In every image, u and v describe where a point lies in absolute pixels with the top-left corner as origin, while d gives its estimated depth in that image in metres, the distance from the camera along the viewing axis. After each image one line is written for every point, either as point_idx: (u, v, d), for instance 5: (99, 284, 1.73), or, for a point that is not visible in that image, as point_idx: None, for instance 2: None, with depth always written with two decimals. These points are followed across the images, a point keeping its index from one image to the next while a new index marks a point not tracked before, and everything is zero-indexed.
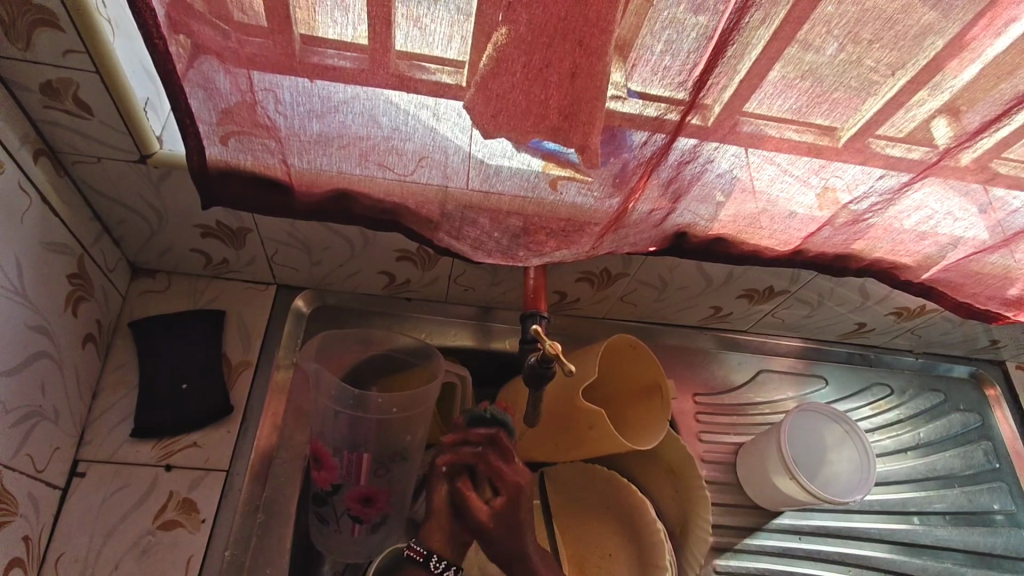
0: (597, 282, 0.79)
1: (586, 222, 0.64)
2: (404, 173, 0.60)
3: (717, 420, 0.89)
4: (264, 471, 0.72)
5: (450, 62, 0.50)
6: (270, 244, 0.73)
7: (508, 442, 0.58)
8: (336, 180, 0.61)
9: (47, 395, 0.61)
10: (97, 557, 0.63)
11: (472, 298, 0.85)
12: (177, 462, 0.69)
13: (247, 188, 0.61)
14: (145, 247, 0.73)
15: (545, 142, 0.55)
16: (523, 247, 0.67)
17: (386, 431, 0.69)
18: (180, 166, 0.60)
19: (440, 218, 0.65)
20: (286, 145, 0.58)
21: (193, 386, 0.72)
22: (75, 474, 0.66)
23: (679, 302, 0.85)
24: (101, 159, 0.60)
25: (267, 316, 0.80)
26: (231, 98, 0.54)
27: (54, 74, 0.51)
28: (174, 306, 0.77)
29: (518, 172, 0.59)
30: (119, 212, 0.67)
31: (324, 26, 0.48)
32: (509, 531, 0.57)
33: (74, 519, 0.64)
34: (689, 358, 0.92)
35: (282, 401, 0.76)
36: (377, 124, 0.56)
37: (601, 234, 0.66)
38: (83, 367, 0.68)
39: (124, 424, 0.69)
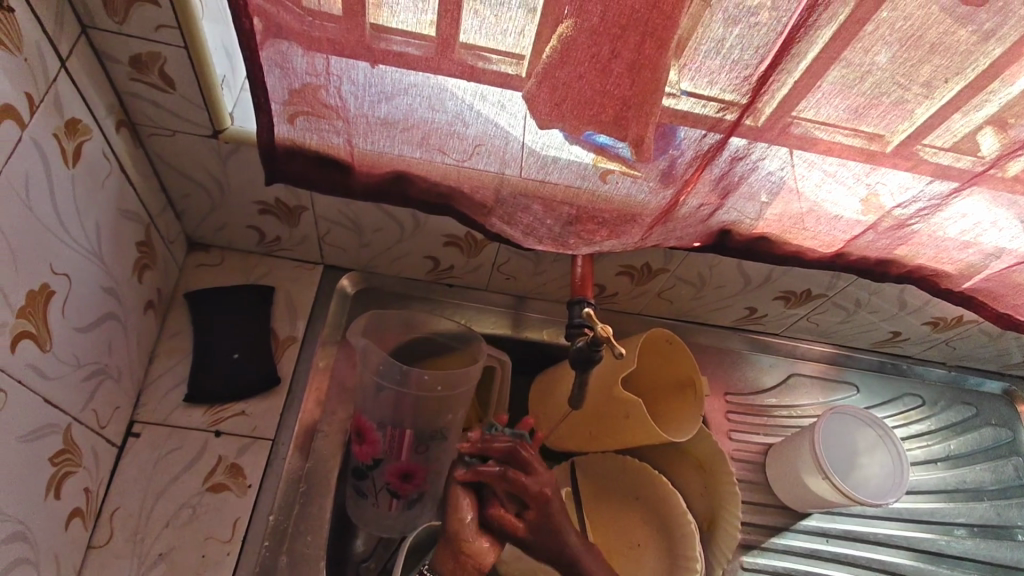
0: (637, 276, 0.81)
1: (637, 214, 0.65)
2: (462, 158, 0.62)
3: (747, 421, 0.90)
4: (308, 443, 0.74)
5: (511, 54, 0.52)
6: (323, 223, 0.75)
7: (522, 458, 0.60)
8: (396, 161, 0.64)
9: (112, 355, 0.63)
10: (149, 513, 0.65)
11: (512, 287, 0.87)
12: (226, 428, 0.71)
13: (311, 165, 0.64)
14: (204, 220, 0.76)
15: (596, 135, 0.57)
16: (573, 235, 0.68)
17: (427, 409, 0.71)
18: (250, 142, 0.63)
19: (494, 203, 0.66)
20: (352, 125, 0.60)
21: (244, 356, 0.75)
22: (130, 434, 0.68)
23: (716, 301, 0.86)
24: (176, 133, 0.62)
25: (314, 294, 0.82)
26: (305, 78, 0.56)
27: (144, 48, 0.54)
28: (227, 280, 0.80)
29: (572, 164, 0.61)
30: (185, 184, 0.69)
31: (391, 15, 0.51)
32: (542, 535, 0.60)
33: (128, 476, 0.66)
34: (720, 358, 0.93)
35: (326, 378, 0.79)
36: (443, 109, 0.58)
37: (651, 226, 0.67)
38: (143, 331, 0.70)
39: (178, 388, 0.72)
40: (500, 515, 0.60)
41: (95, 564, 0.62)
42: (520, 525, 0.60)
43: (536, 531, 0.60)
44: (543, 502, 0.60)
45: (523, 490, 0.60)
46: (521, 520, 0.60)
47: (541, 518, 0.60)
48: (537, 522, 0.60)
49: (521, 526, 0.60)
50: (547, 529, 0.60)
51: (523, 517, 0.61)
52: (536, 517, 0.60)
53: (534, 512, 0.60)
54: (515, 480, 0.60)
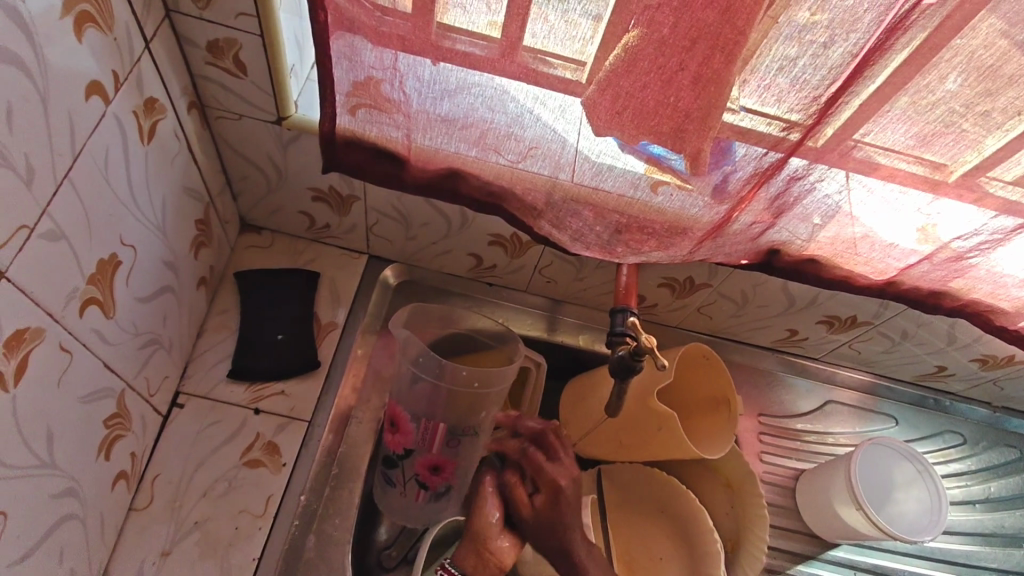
0: (679, 289, 0.80)
1: (687, 227, 0.65)
2: (516, 160, 0.63)
3: (779, 444, 0.88)
4: (342, 427, 0.76)
5: (572, 60, 0.53)
6: (373, 214, 0.77)
7: (547, 440, 0.70)
8: (451, 158, 0.65)
9: (166, 327, 0.66)
10: (188, 482, 0.67)
11: (552, 290, 0.87)
12: (266, 406, 0.73)
13: (368, 157, 0.65)
14: (259, 203, 0.78)
15: (651, 144, 0.57)
16: (621, 243, 0.68)
17: (461, 404, 0.71)
18: (311, 130, 0.65)
19: (543, 206, 0.67)
20: (412, 120, 0.62)
21: (287, 337, 0.77)
22: (175, 404, 0.71)
23: (756, 320, 0.85)
24: (242, 117, 0.64)
25: (357, 283, 0.84)
26: (371, 72, 0.57)
27: (222, 34, 0.55)
28: (276, 263, 0.82)
29: (624, 174, 0.61)
30: (244, 166, 0.72)
31: (455, 15, 0.51)
32: (550, 529, 0.66)
33: (171, 445, 0.69)
34: (755, 378, 0.92)
35: (363, 365, 0.80)
36: (503, 111, 0.59)
37: (700, 240, 0.66)
38: (194, 305, 0.73)
39: (223, 363, 0.74)
40: (516, 490, 0.68)
41: (134, 526, 0.64)
42: (529, 505, 0.67)
43: (542, 515, 0.66)
44: (554, 489, 0.67)
45: (539, 470, 0.68)
46: (532, 503, 0.67)
47: (550, 503, 0.67)
48: (547, 506, 0.66)
49: (529, 508, 0.67)
50: (555, 516, 0.66)
51: (533, 501, 0.67)
52: (546, 501, 0.67)
53: (545, 496, 0.67)
54: (536, 461, 0.69)
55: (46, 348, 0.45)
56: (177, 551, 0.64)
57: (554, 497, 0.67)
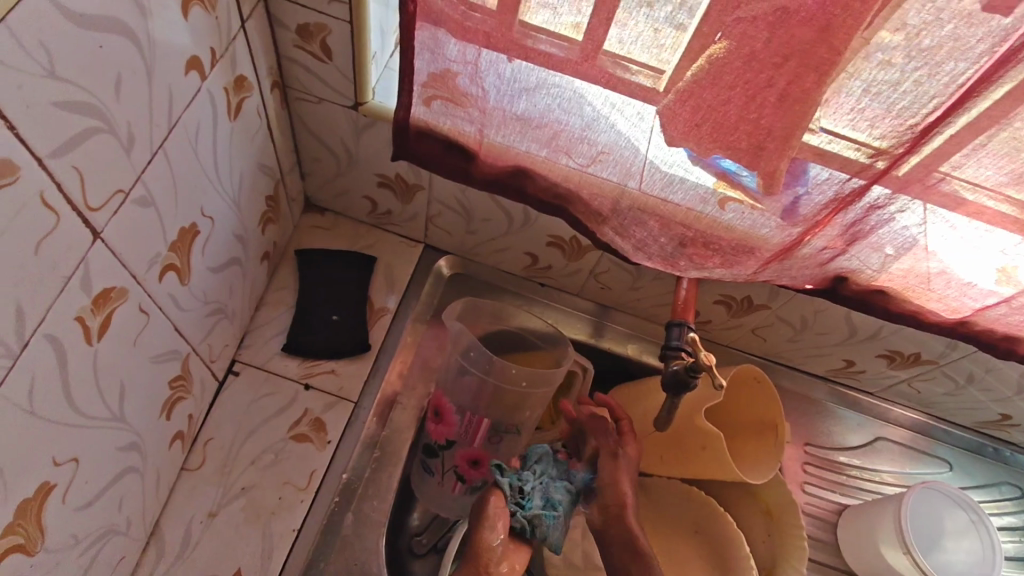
0: (734, 308, 0.78)
1: (757, 247, 0.64)
2: (585, 163, 0.63)
3: (824, 476, 0.86)
4: (387, 412, 0.77)
5: (651, 67, 0.52)
6: (435, 205, 0.78)
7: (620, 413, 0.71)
8: (520, 157, 0.65)
9: (230, 297, 0.68)
10: (238, 448, 0.70)
11: (603, 296, 0.87)
12: (316, 383, 0.75)
13: (439, 148, 0.66)
14: (326, 184, 0.80)
15: (723, 160, 0.56)
16: (684, 257, 0.67)
17: (506, 402, 0.72)
18: (386, 118, 0.66)
19: (609, 213, 0.66)
20: (486, 116, 0.62)
21: (342, 318, 0.79)
22: (231, 372, 0.73)
23: (812, 347, 0.82)
24: (321, 100, 0.66)
25: (413, 271, 0.85)
26: (452, 66, 0.58)
27: (313, 19, 0.57)
28: (336, 244, 0.84)
29: (693, 188, 0.60)
30: (316, 148, 0.73)
31: (535, 12, 0.51)
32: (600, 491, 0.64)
33: (225, 411, 0.71)
34: (804, 406, 0.89)
35: (411, 353, 0.82)
36: (580, 114, 0.58)
37: (767, 261, 0.65)
38: (257, 278, 0.75)
39: (279, 337, 0.77)
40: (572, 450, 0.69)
41: (186, 485, 0.67)
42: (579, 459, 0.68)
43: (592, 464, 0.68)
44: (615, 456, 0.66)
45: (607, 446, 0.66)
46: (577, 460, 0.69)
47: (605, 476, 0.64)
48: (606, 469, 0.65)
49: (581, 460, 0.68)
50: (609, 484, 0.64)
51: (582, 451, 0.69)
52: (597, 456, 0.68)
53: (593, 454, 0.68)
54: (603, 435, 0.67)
55: (130, 308, 0.47)
56: (223, 513, 0.66)
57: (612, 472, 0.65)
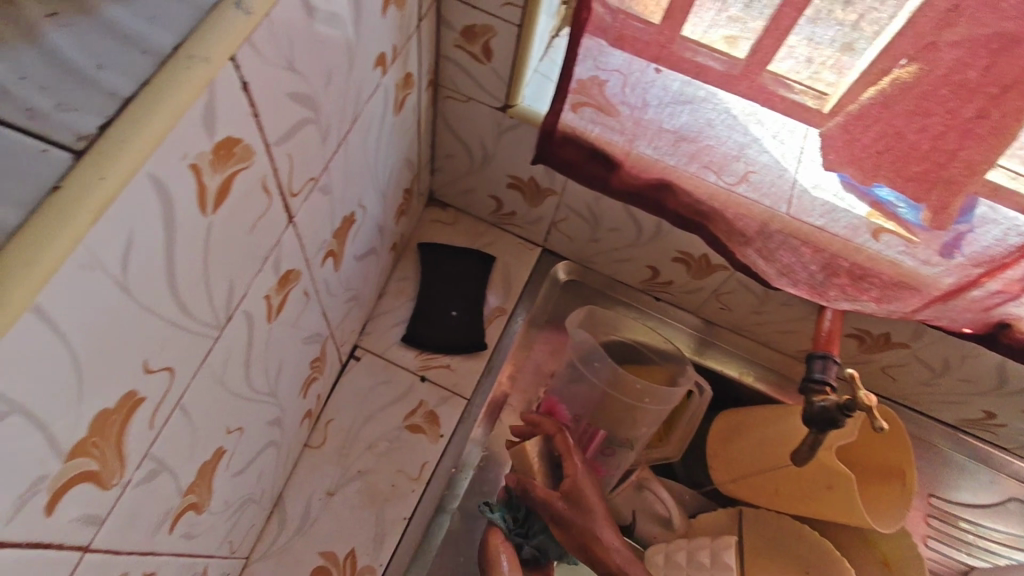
0: (868, 343, 0.74)
1: (921, 285, 0.59)
2: (732, 183, 0.61)
3: (948, 533, 0.80)
4: (496, 412, 0.78)
5: (818, 88, 0.50)
6: (563, 210, 0.77)
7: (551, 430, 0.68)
8: (666, 170, 0.63)
9: (364, 285, 0.70)
10: (357, 432, 0.72)
11: (721, 317, 0.84)
12: (431, 375, 0.76)
13: (582, 154, 0.66)
14: (455, 181, 0.81)
15: (882, 188, 0.55)
16: (835, 287, 0.64)
17: (622, 414, 0.71)
18: (533, 122, 0.66)
19: (754, 234, 0.63)
20: (638, 127, 0.61)
21: (460, 314, 0.80)
22: (353, 357, 0.76)
23: (950, 393, 0.77)
24: (470, 99, 0.67)
25: (530, 274, 0.85)
26: (613, 75, 0.57)
27: (480, 20, 0.57)
28: (457, 241, 0.85)
29: (841, 218, 0.59)
30: (454, 146, 0.75)
31: (692, 24, 0.50)
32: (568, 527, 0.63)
33: (346, 394, 0.74)
34: (931, 456, 0.83)
35: (523, 355, 0.82)
36: (738, 132, 0.57)
37: (931, 300, 0.61)
38: (384, 269, 0.77)
39: (399, 327, 0.79)
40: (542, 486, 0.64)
41: (308, 462, 0.69)
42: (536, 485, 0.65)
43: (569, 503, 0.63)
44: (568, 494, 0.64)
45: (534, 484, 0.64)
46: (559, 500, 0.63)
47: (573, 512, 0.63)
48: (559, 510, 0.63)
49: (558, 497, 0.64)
50: (568, 525, 0.63)
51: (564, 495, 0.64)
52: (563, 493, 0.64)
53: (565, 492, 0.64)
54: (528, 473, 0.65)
55: (298, 291, 0.49)
56: (341, 494, 0.69)
57: (569, 506, 0.63)
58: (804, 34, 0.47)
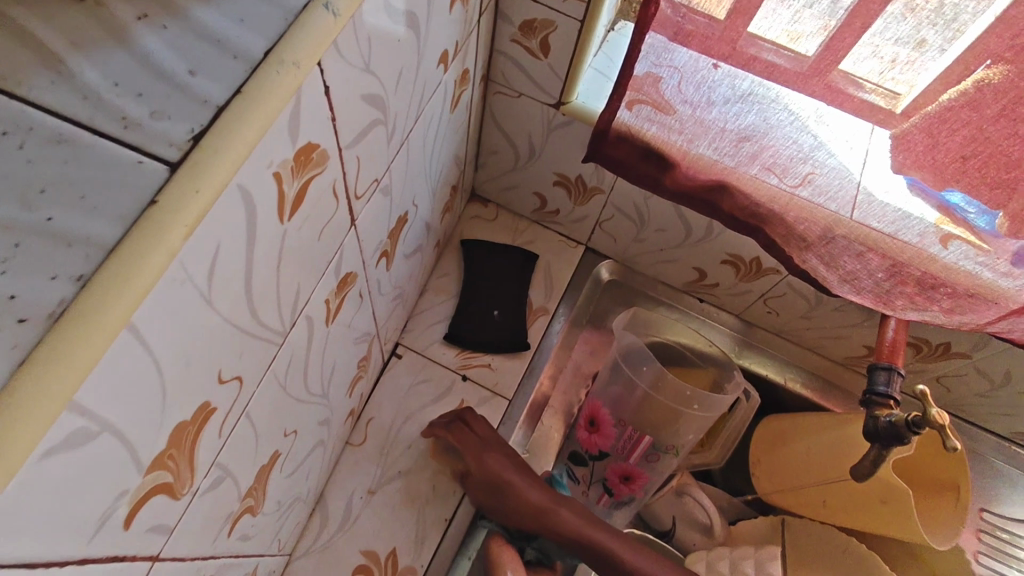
0: (924, 352, 0.71)
1: (999, 297, 0.57)
2: (795, 185, 0.59)
3: (1004, 551, 0.76)
4: (537, 414, 0.77)
5: (890, 89, 0.48)
6: (609, 209, 0.76)
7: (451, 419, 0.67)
8: (725, 172, 0.61)
9: (408, 282, 0.69)
10: (397, 430, 0.71)
11: (767, 321, 0.82)
12: (472, 374, 0.75)
13: (635, 154, 0.63)
14: (497, 177, 0.80)
15: (953, 193, 0.53)
16: (903, 296, 0.61)
17: (667, 420, 0.69)
18: (588, 120, 0.64)
19: (816, 240, 0.61)
20: (699, 127, 0.59)
21: (502, 313, 0.78)
22: (394, 355, 0.75)
23: (1008, 405, 0.74)
24: (520, 95, 0.65)
25: (572, 273, 0.84)
26: (678, 73, 0.55)
27: (540, 14, 0.56)
28: (498, 238, 0.84)
29: (908, 224, 0.57)
30: (500, 142, 0.74)
31: (766, 27, 0.48)
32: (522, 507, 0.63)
33: (387, 392, 0.73)
34: (984, 469, 0.81)
35: (564, 355, 0.81)
36: (804, 135, 0.56)
37: (1009, 313, 0.57)
38: (426, 267, 0.76)
39: (439, 325, 0.78)
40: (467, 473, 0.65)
41: (349, 460, 0.69)
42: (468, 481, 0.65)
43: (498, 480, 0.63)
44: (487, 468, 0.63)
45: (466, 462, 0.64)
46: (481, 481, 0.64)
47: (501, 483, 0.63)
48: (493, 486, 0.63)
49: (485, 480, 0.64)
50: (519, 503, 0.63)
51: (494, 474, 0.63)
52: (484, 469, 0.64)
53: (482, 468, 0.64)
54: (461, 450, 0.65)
55: (354, 292, 0.48)
56: (381, 492, 0.68)
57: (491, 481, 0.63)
58: (884, 34, 0.44)
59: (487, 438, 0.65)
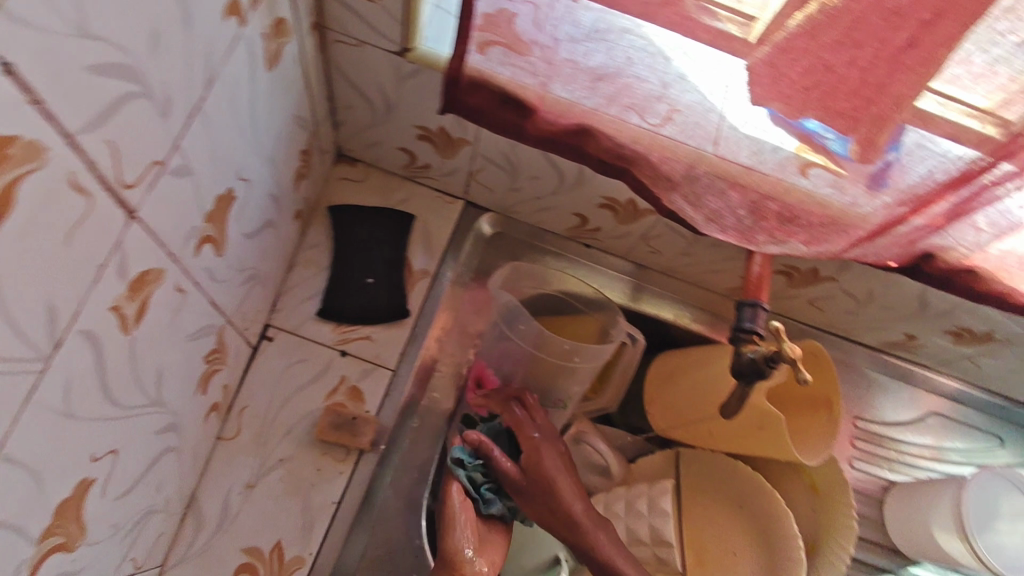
0: (797, 279, 0.73)
1: (850, 226, 0.58)
2: (657, 125, 0.55)
3: (873, 453, 0.83)
4: (424, 380, 0.75)
5: (743, 14, 0.45)
6: (480, 160, 0.71)
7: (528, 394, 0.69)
8: (586, 115, 0.57)
9: (263, 261, 0.63)
10: (274, 418, 0.67)
11: (651, 260, 0.81)
12: (352, 349, 0.71)
13: (491, 102, 0.58)
14: (358, 135, 0.73)
15: (809, 121, 0.50)
16: (763, 232, 0.61)
17: (552, 373, 0.69)
18: (436, 67, 0.58)
19: (680, 178, 0.59)
20: (552, 68, 0.54)
21: (377, 281, 0.74)
22: (264, 338, 0.69)
23: (874, 321, 0.78)
24: (362, 44, 0.58)
25: (452, 230, 0.80)
26: (520, 9, 0.50)
27: None
28: (369, 200, 0.78)
29: (774, 155, 0.54)
30: (351, 98, 0.66)
31: None
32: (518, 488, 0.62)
33: (259, 379, 0.68)
34: (856, 380, 0.86)
35: (450, 316, 0.78)
36: (662, 68, 0.51)
37: (860, 240, 0.59)
38: (289, 240, 0.70)
39: (312, 301, 0.72)
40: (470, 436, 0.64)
41: (222, 455, 0.64)
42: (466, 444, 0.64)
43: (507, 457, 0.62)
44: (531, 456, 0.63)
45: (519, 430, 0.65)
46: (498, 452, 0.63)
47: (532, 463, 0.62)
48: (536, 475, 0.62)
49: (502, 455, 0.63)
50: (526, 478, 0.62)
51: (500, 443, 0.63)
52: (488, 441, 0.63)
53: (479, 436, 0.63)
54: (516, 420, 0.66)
55: (167, 289, 0.42)
56: (261, 485, 0.64)
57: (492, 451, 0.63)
58: None
59: (544, 427, 0.66)
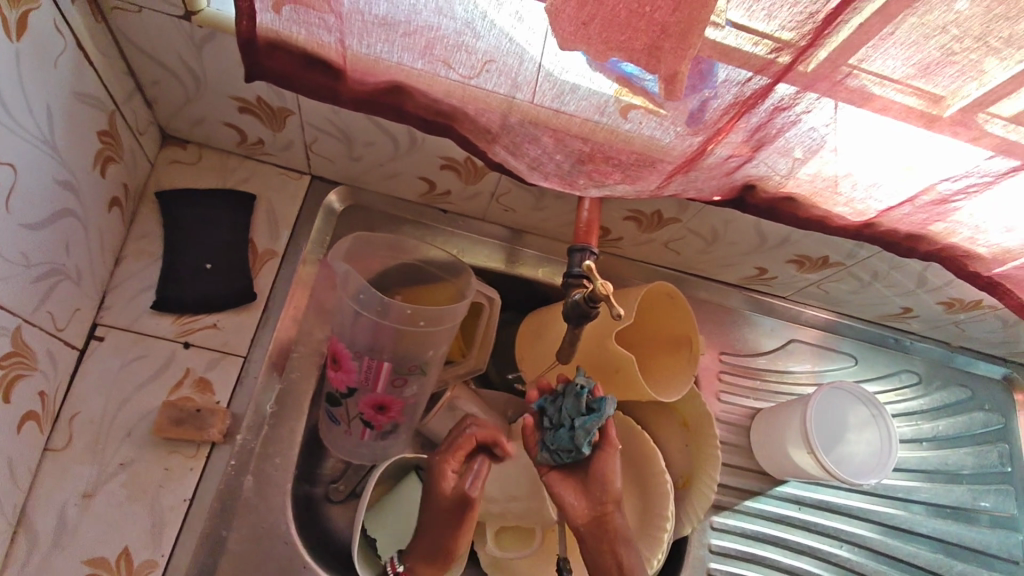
0: (645, 223, 0.75)
1: (659, 158, 0.59)
2: (468, 75, 0.54)
3: (739, 383, 0.87)
4: (281, 362, 0.72)
5: None
6: (310, 129, 0.68)
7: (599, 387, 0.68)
8: (394, 71, 0.55)
9: (70, 255, 0.58)
10: (111, 422, 0.63)
11: (509, 219, 0.81)
12: (196, 340, 0.67)
13: (296, 65, 0.55)
14: (177, 113, 0.68)
15: (623, 63, 0.49)
16: (583, 175, 0.62)
17: (406, 343, 0.67)
18: (227, 31, 0.56)
19: (499, 129, 0.59)
20: (345, 22, 0.51)
21: (216, 267, 0.70)
22: (93, 337, 0.65)
23: (725, 258, 0.81)
24: (142, 9, 0.53)
25: (300, 207, 0.76)
26: None
27: None
28: (203, 181, 0.73)
29: (590, 96, 0.53)
30: (155, 72, 0.61)
31: None
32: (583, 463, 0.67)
33: (90, 381, 0.63)
34: (721, 317, 0.89)
35: (305, 294, 0.75)
36: (451, 14, 0.49)
37: (671, 172, 0.61)
38: (109, 230, 0.65)
39: (145, 294, 0.67)
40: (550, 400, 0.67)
41: (52, 467, 0.60)
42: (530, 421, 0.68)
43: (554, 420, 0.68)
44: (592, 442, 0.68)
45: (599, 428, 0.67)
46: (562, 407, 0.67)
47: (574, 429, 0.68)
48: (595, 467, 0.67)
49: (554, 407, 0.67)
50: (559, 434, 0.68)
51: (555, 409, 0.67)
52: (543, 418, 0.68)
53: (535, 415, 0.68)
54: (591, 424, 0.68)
55: None
56: (101, 492, 0.60)
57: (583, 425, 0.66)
58: None
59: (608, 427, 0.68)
